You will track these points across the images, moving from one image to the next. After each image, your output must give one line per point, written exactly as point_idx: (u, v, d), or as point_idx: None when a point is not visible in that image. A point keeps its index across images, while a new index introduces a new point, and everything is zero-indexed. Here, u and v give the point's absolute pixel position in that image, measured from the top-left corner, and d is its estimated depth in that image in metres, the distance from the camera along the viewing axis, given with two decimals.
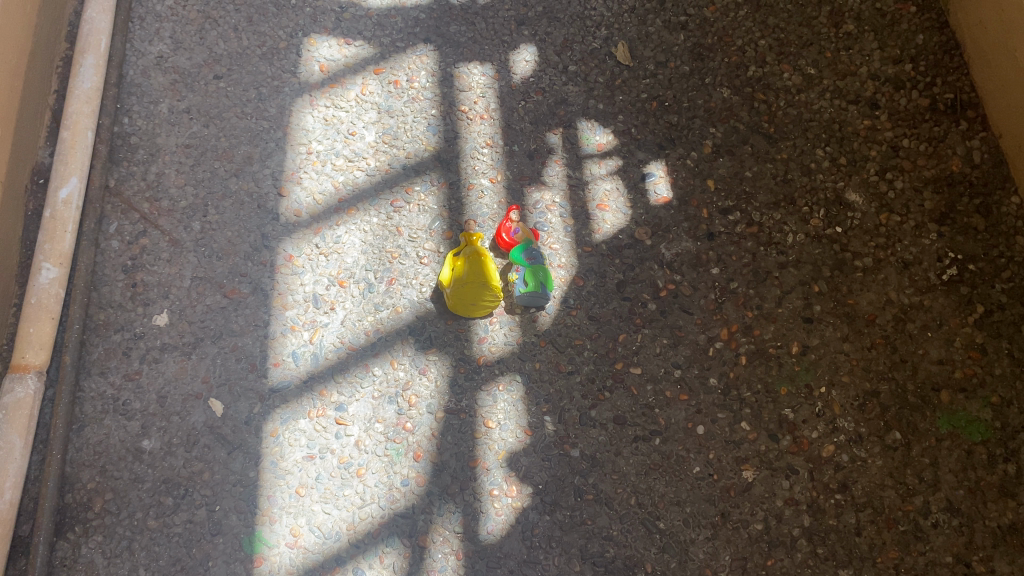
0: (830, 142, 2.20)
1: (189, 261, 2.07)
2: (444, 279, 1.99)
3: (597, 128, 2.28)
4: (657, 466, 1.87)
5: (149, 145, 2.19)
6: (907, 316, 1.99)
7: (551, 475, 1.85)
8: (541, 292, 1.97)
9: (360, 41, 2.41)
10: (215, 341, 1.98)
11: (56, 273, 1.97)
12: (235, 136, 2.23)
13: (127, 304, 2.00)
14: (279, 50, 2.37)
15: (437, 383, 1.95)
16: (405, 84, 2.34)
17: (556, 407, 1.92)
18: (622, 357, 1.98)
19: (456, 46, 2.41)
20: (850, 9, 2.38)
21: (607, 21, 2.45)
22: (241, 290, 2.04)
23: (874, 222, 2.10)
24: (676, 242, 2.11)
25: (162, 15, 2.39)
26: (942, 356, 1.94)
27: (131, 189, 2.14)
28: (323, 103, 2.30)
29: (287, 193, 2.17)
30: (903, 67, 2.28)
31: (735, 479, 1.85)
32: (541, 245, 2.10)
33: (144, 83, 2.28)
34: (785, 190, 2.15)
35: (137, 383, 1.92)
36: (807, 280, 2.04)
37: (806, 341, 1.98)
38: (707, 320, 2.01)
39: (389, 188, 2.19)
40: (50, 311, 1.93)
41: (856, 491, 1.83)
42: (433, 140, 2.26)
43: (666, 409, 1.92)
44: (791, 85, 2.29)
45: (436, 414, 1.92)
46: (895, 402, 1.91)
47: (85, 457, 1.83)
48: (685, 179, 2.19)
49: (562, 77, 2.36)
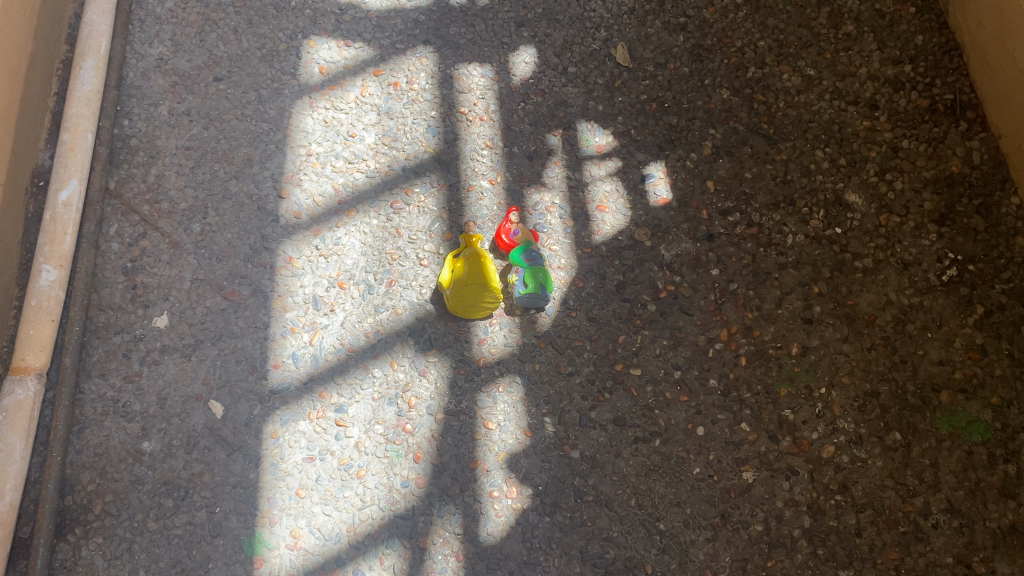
0: (830, 143, 2.20)
1: (189, 263, 2.07)
2: (444, 279, 1.99)
3: (597, 129, 2.28)
4: (657, 467, 1.87)
5: (149, 148, 2.20)
6: (907, 317, 1.99)
7: (551, 476, 1.85)
8: (541, 293, 1.97)
9: (360, 43, 2.41)
10: (215, 343, 1.98)
11: (56, 275, 1.97)
12: (235, 138, 2.23)
13: (127, 306, 2.01)
14: (279, 52, 2.37)
15: (437, 384, 1.95)
16: (405, 86, 2.34)
17: (556, 408, 1.92)
18: (622, 359, 1.98)
19: (456, 47, 2.41)
20: (850, 10, 2.38)
21: (607, 22, 2.45)
22: (241, 292, 2.04)
23: (874, 223, 2.10)
24: (676, 243, 2.11)
25: (162, 17, 2.39)
26: (942, 357, 1.94)
27: (131, 191, 2.14)
28: (323, 105, 2.30)
29: (287, 195, 2.17)
30: (903, 68, 2.28)
31: (735, 480, 1.85)
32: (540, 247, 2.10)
33: (144, 85, 2.28)
34: (785, 190, 2.15)
35: (137, 385, 1.92)
36: (807, 280, 2.04)
37: (807, 342, 1.98)
38: (707, 321, 2.01)
39: (389, 190, 2.19)
40: (50, 313, 1.93)
41: (856, 492, 1.83)
42: (433, 141, 2.26)
43: (666, 410, 1.92)
44: (790, 86, 2.29)
45: (435, 416, 1.92)
46: (895, 403, 1.91)
47: (85, 459, 1.83)
48: (684, 180, 2.19)
49: (561, 78, 2.36)
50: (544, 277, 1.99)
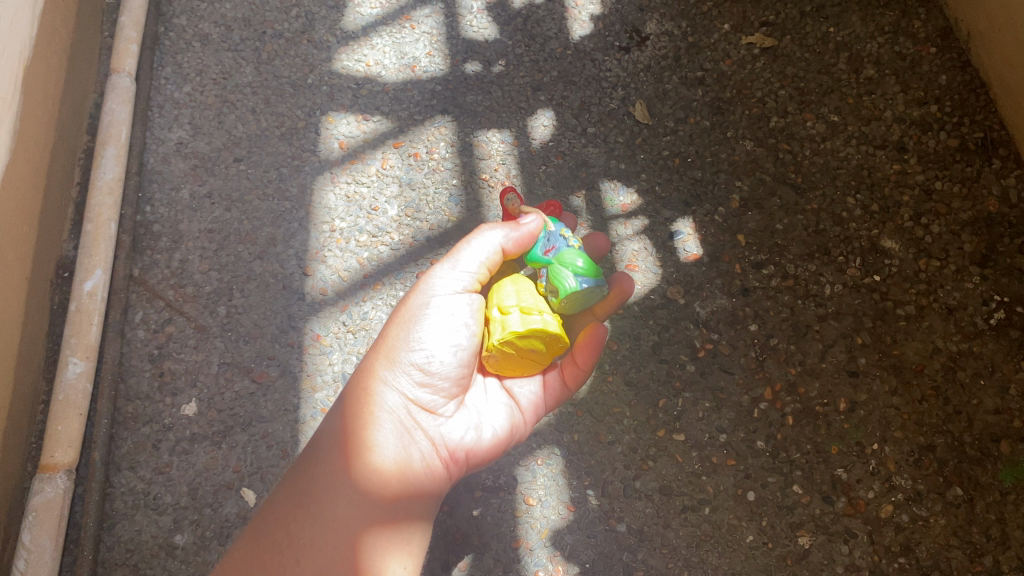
0: (861, 189, 2.15)
1: (216, 346, 2.04)
2: (493, 341, 1.57)
3: (621, 188, 2.23)
4: (708, 537, 1.79)
5: (173, 233, 2.19)
6: (957, 364, 1.91)
7: (598, 553, 1.80)
8: (580, 286, 1.57)
9: (378, 116, 2.39)
10: (245, 429, 1.95)
11: (83, 367, 1.95)
12: (257, 218, 2.22)
13: (154, 395, 1.98)
14: (298, 130, 2.36)
15: (527, 478, 1.88)
16: (425, 156, 2.31)
17: (599, 479, 1.86)
18: (664, 425, 1.91)
19: (474, 115, 2.38)
20: (870, 54, 2.35)
21: (623, 80, 2.41)
22: (269, 374, 2.01)
23: (913, 268, 2.03)
24: (711, 299, 2.05)
25: (180, 101, 2.40)
26: (998, 406, 1.86)
27: (155, 277, 2.13)
28: (344, 180, 2.28)
29: (313, 272, 2.15)
30: (929, 108, 2.24)
31: (791, 546, 1.78)
32: (538, 216, 1.65)
33: (165, 170, 2.29)
34: (819, 240, 2.09)
35: (168, 476, 1.89)
36: (849, 331, 1.97)
37: (854, 397, 1.91)
38: (749, 380, 1.94)
39: (414, 261, 2.16)
40: (78, 407, 1.91)
41: (920, 553, 1.75)
42: (456, 210, 2.23)
43: (714, 476, 1.85)
44: (815, 134, 2.25)
45: (526, 520, 1.84)
46: (953, 456, 1.83)
47: (117, 557, 1.81)
48: (714, 235, 2.14)
49: (581, 139, 2.31)
50: (580, 264, 1.59)
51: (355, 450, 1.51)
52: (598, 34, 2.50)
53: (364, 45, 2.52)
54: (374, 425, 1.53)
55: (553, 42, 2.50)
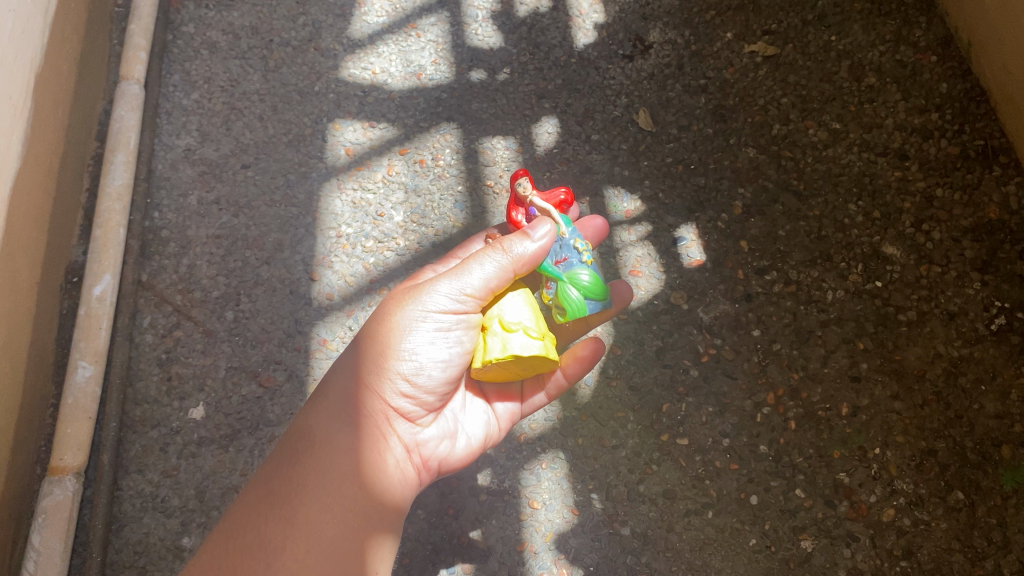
0: (862, 196, 2.17)
1: (224, 351, 2.06)
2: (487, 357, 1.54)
3: (624, 195, 2.25)
4: (711, 540, 1.81)
5: (181, 238, 2.22)
6: (958, 370, 1.93)
7: (602, 556, 1.81)
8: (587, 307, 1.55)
9: (384, 123, 2.41)
10: (252, 432, 1.96)
11: (92, 371, 1.97)
12: (264, 223, 2.24)
13: (162, 399, 2.00)
14: (304, 137, 2.39)
15: (529, 485, 1.89)
16: (430, 163, 2.33)
17: (603, 483, 1.88)
18: (667, 429, 1.93)
19: (479, 122, 2.40)
20: (871, 62, 2.37)
21: (627, 88, 2.44)
22: (276, 378, 2.03)
23: (915, 274, 2.05)
24: (714, 305, 2.07)
25: (188, 108, 2.42)
26: (999, 411, 1.88)
27: (164, 282, 2.16)
28: (351, 186, 2.30)
29: (319, 278, 2.17)
30: (929, 116, 2.25)
31: (793, 550, 1.79)
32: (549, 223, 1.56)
33: (173, 176, 2.31)
34: (821, 246, 2.11)
35: (175, 479, 1.91)
36: (851, 336, 1.99)
37: (856, 402, 1.92)
38: (752, 385, 1.96)
39: (419, 266, 2.18)
40: (87, 410, 1.93)
41: (922, 557, 1.76)
42: (461, 216, 2.25)
43: (717, 480, 1.87)
44: (817, 141, 2.27)
45: (529, 526, 1.85)
46: (954, 460, 1.84)
47: (125, 559, 1.82)
48: (717, 242, 2.16)
49: (585, 146, 2.34)
50: (586, 283, 1.54)
51: (334, 454, 1.51)
52: (602, 42, 2.53)
53: (370, 53, 2.55)
54: (354, 434, 1.53)
55: (558, 51, 2.52)
